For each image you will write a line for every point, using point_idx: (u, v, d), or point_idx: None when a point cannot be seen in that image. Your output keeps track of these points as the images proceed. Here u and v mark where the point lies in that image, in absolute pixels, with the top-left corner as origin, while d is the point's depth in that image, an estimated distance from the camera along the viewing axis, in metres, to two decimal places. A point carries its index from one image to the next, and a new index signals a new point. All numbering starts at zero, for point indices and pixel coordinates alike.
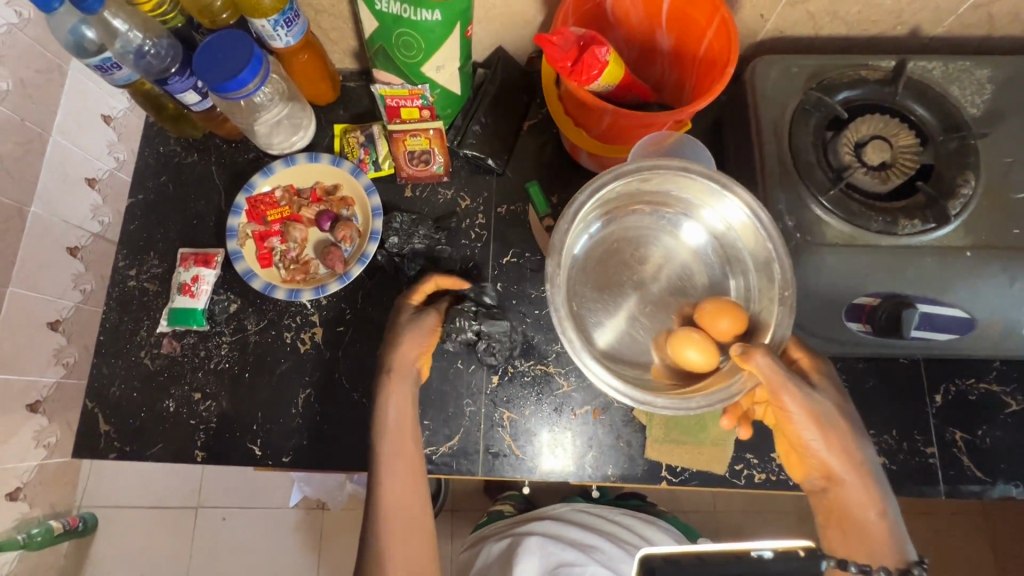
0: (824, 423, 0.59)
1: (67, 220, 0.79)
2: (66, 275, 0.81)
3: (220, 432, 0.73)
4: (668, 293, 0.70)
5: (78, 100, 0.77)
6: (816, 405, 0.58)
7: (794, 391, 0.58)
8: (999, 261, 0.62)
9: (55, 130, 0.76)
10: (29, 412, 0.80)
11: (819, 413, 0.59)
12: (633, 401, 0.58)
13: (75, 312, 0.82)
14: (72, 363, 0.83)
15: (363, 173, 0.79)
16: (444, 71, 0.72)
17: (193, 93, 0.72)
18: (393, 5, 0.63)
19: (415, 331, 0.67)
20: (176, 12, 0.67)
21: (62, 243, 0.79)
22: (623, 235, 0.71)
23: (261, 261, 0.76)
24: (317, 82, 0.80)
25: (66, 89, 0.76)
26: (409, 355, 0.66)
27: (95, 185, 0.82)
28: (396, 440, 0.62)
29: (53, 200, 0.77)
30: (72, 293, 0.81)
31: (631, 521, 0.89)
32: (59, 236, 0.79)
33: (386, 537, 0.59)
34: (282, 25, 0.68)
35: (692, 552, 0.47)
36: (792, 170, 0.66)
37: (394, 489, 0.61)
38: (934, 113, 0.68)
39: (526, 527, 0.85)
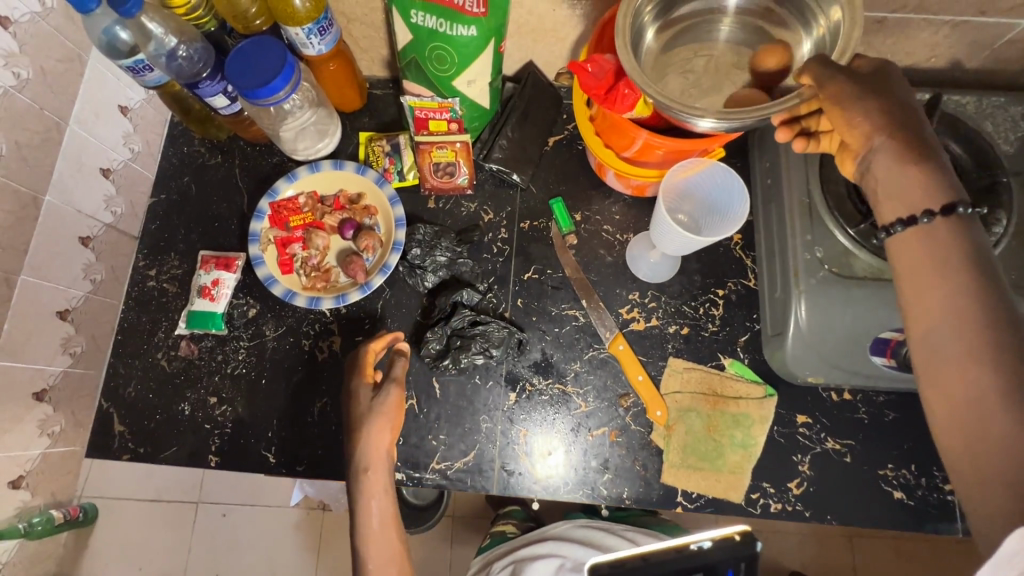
0: (925, 178, 0.45)
1: (80, 209, 0.75)
2: (77, 264, 0.76)
3: (234, 438, 0.72)
4: (732, 67, 0.64)
5: (98, 92, 0.74)
6: (914, 152, 0.45)
7: (869, 112, 0.47)
8: None
9: (73, 119, 0.71)
10: (35, 401, 0.74)
11: (925, 194, 0.44)
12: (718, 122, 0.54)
13: (85, 301, 0.78)
14: (80, 353, 0.78)
15: (388, 182, 0.79)
16: (475, 86, 0.71)
17: (223, 97, 0.71)
18: (429, 19, 0.63)
19: (381, 425, 0.64)
20: (211, 17, 0.67)
21: (75, 231, 0.75)
22: (681, 34, 0.64)
23: (282, 268, 0.76)
24: (346, 90, 0.80)
25: (86, 79, 0.72)
26: (378, 444, 0.64)
27: (109, 174, 0.78)
28: (381, 533, 0.63)
29: (68, 188, 0.72)
30: (83, 282, 0.77)
31: (639, 537, 0.87)
32: (72, 224, 0.74)
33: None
34: (315, 34, 0.68)
35: (638, 555, 0.56)
36: (821, 200, 0.66)
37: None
38: (967, 149, 0.67)
39: (526, 552, 0.85)
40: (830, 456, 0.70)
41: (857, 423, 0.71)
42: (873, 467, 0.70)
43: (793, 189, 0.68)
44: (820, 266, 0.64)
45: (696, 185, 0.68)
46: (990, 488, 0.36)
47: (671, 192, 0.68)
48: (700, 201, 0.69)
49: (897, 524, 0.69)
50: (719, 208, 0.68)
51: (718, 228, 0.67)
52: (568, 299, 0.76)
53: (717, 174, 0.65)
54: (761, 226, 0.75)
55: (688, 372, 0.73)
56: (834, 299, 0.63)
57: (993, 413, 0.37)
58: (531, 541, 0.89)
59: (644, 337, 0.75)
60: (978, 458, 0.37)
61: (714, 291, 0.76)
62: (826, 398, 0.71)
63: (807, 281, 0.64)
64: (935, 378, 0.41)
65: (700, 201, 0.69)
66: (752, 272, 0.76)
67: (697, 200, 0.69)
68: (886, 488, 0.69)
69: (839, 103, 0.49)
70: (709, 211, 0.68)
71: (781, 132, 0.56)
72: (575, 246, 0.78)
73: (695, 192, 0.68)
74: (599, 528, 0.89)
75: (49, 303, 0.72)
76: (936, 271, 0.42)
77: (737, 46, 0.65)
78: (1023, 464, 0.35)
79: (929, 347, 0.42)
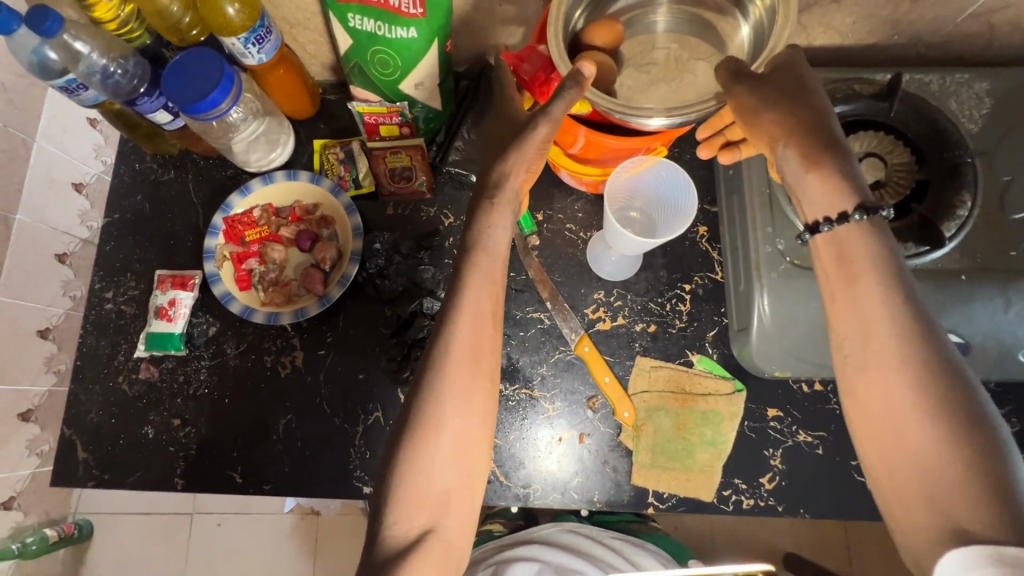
0: (827, 182, 0.49)
1: (55, 225, 0.76)
2: (56, 282, 0.78)
3: (200, 459, 0.72)
4: (677, 59, 0.62)
5: (62, 104, 0.74)
6: (812, 157, 0.49)
7: (770, 118, 0.51)
8: (994, 284, 0.61)
9: (40, 134, 0.72)
10: (20, 421, 0.78)
11: (831, 203, 0.49)
12: (659, 120, 0.53)
13: (66, 319, 0.80)
14: (62, 371, 0.82)
15: (343, 191, 0.77)
16: (424, 88, 0.69)
17: (165, 111, 0.69)
18: (367, 23, 0.61)
19: (498, 210, 0.55)
20: (143, 31, 0.65)
21: (50, 249, 0.76)
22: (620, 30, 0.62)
23: (239, 283, 0.74)
24: (295, 97, 0.77)
25: (48, 93, 0.73)
26: (516, 171, 0.55)
27: (81, 189, 0.79)
28: (466, 358, 0.51)
29: (37, 205, 0.74)
30: (62, 300, 0.79)
31: (621, 545, 0.88)
32: (47, 242, 0.75)
33: (435, 471, 0.48)
34: (253, 43, 0.65)
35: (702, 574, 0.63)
36: (781, 191, 0.64)
37: (453, 422, 0.49)
38: (931, 130, 0.65)
39: (511, 553, 0.84)
40: (801, 449, 0.69)
41: (829, 414, 0.70)
42: (847, 458, 0.69)
43: (753, 178, 0.66)
44: (782, 258, 0.63)
45: (645, 183, 0.68)
46: (915, 492, 0.41)
47: (620, 192, 0.68)
48: (650, 198, 0.69)
49: (870, 514, 0.68)
50: (669, 206, 0.67)
51: (670, 225, 0.67)
52: (533, 302, 0.75)
53: (661, 171, 0.65)
54: (725, 217, 0.73)
55: (657, 370, 0.72)
56: (797, 292, 0.62)
57: (915, 423, 0.42)
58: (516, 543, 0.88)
59: (611, 336, 0.73)
60: (891, 460, 0.43)
61: (680, 286, 0.74)
62: (797, 390, 0.70)
63: (769, 274, 0.63)
64: (862, 388, 0.45)
65: (651, 198, 0.69)
66: (718, 265, 0.75)
67: (648, 197, 0.69)
68: (859, 479, 0.68)
69: (744, 114, 0.52)
70: (658, 207, 0.69)
71: (705, 149, 0.63)
72: (538, 247, 0.77)
73: (644, 189, 0.69)
74: (585, 534, 0.89)
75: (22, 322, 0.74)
76: (852, 273, 0.46)
77: (679, 37, 0.63)
78: (926, 469, 0.41)
79: (851, 355, 0.46)
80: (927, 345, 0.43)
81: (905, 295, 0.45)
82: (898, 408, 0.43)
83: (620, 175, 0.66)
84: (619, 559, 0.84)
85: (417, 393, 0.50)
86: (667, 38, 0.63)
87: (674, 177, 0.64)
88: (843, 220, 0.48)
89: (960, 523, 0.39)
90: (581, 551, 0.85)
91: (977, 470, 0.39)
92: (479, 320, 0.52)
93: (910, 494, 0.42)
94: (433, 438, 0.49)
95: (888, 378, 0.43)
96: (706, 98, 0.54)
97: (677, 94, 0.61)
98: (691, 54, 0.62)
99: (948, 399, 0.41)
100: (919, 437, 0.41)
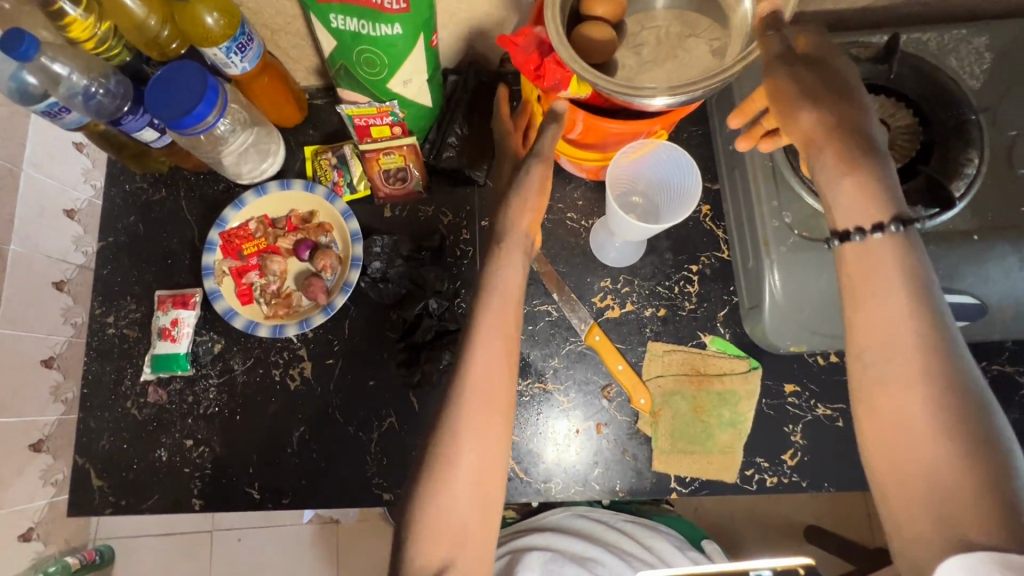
0: (861, 182, 0.46)
1: (49, 254, 0.74)
2: (54, 311, 0.75)
3: (216, 478, 0.71)
4: (672, 35, 0.61)
5: (49, 132, 0.73)
6: (847, 157, 0.47)
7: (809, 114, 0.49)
8: (1008, 240, 0.60)
9: (27, 163, 0.71)
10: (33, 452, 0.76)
11: (867, 204, 0.46)
12: (663, 97, 0.52)
13: (69, 347, 0.78)
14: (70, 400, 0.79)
15: (339, 197, 0.76)
16: (413, 85, 0.68)
17: (151, 129, 0.68)
18: (350, 22, 0.59)
19: (507, 253, 0.57)
20: (122, 48, 0.64)
21: (47, 278, 0.74)
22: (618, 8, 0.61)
23: (241, 298, 0.73)
24: (282, 105, 0.76)
25: (34, 120, 0.71)
26: (518, 217, 0.58)
27: (74, 216, 0.77)
28: (483, 393, 0.50)
29: (31, 234, 0.72)
30: (64, 328, 0.77)
31: (633, 529, 0.88)
32: (43, 271, 0.73)
33: (454, 507, 0.47)
34: (235, 52, 0.64)
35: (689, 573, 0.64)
36: (785, 163, 0.63)
37: (467, 456, 0.48)
38: (933, 90, 0.64)
39: (525, 541, 0.83)
40: (821, 422, 0.69)
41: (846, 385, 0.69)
42: None
43: (754, 153, 0.65)
44: (790, 231, 0.61)
45: (646, 170, 0.67)
46: (921, 503, 0.39)
47: (623, 182, 0.67)
48: (652, 184, 0.68)
49: None
50: (675, 187, 0.65)
51: (677, 209, 0.66)
52: (539, 295, 0.74)
53: (661, 157, 0.64)
54: (727, 195, 0.72)
55: (670, 354, 0.71)
56: (807, 265, 0.61)
57: (928, 438, 0.40)
58: (529, 530, 0.88)
59: (621, 323, 0.72)
60: (901, 474, 0.40)
61: (687, 268, 0.73)
62: (813, 364, 0.69)
63: (777, 250, 0.62)
64: (879, 399, 0.42)
65: (654, 185, 0.68)
66: (724, 244, 0.74)
67: (650, 184, 0.68)
68: None
69: (780, 102, 0.50)
70: (662, 192, 0.67)
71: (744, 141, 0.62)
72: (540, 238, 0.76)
73: (645, 177, 0.67)
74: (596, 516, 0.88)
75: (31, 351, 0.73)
76: (875, 284, 0.44)
77: (674, 12, 0.61)
78: (933, 487, 0.39)
79: (870, 364, 0.43)
80: (954, 361, 0.41)
81: (923, 308, 0.42)
82: (914, 422, 0.40)
83: (622, 163, 0.65)
84: (631, 542, 0.84)
85: (432, 433, 0.49)
86: (664, 15, 0.61)
87: (679, 154, 0.62)
88: (878, 230, 0.45)
89: (962, 532, 0.37)
90: (593, 536, 0.85)
91: (990, 496, 0.37)
92: (498, 355, 0.52)
93: (918, 509, 0.39)
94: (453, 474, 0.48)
95: (909, 390, 0.41)
96: (715, 72, 0.52)
97: (678, 71, 0.59)
98: (685, 31, 0.61)
99: (964, 416, 0.39)
100: (933, 450, 0.39)
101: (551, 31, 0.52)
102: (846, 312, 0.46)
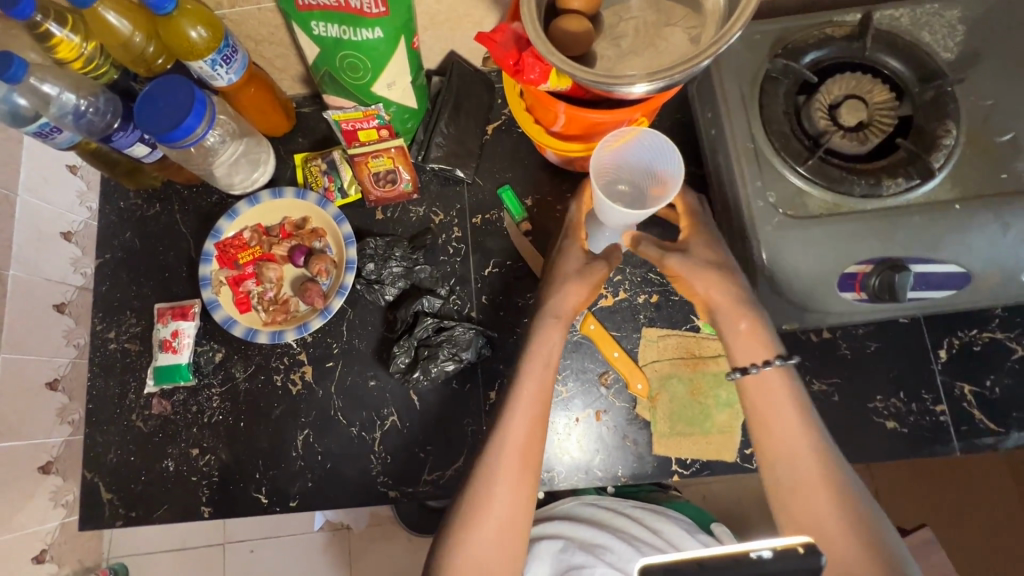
0: (754, 333, 0.60)
1: (49, 276, 0.75)
2: (56, 332, 0.76)
3: (223, 485, 0.72)
4: (648, 24, 0.62)
5: (41, 155, 0.73)
6: (740, 312, 0.60)
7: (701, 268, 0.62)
8: (990, 208, 0.61)
9: (22, 188, 0.71)
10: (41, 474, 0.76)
11: (756, 343, 0.59)
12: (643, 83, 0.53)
13: (72, 368, 0.79)
14: (75, 419, 0.79)
15: (330, 202, 0.77)
16: (396, 88, 0.69)
17: (142, 144, 0.69)
18: (331, 28, 0.61)
19: (559, 326, 0.63)
20: (109, 66, 0.65)
21: (48, 300, 0.75)
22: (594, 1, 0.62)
23: (240, 306, 0.74)
24: (270, 114, 0.77)
25: (26, 144, 0.71)
26: (573, 294, 0.64)
27: (70, 238, 0.79)
28: (518, 453, 0.57)
29: (30, 258, 0.72)
30: (67, 348, 0.78)
31: (643, 514, 0.87)
32: (44, 294, 0.74)
33: (478, 552, 0.54)
34: (220, 64, 0.65)
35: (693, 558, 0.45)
36: (766, 144, 0.64)
37: (499, 513, 0.56)
38: (909, 65, 0.65)
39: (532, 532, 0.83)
40: (817, 398, 0.70)
41: (840, 360, 0.70)
42: (863, 402, 0.69)
43: (736, 135, 0.66)
44: (775, 211, 0.63)
45: (626, 161, 0.67)
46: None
47: (605, 182, 0.68)
48: (635, 177, 0.69)
49: (894, 453, 0.68)
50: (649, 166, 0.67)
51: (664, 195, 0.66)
52: (533, 288, 0.75)
53: (638, 149, 0.65)
54: (713, 179, 0.73)
55: (665, 339, 0.72)
56: (793, 242, 0.62)
57: (845, 535, 0.51)
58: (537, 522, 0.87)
59: (615, 311, 0.73)
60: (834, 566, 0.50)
61: None
62: (806, 341, 0.70)
63: (763, 229, 0.62)
64: (798, 507, 0.53)
65: (637, 178, 0.69)
66: None
67: (634, 176, 0.69)
68: (879, 420, 0.69)
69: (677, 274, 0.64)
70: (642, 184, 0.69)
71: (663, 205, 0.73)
72: (531, 232, 0.77)
73: (626, 171, 0.69)
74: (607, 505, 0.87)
75: (39, 372, 0.74)
76: (774, 406, 0.57)
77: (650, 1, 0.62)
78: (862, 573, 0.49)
79: (782, 475, 0.55)
80: (840, 467, 0.55)
81: (813, 433, 0.56)
82: (830, 524, 0.52)
83: (601, 163, 0.66)
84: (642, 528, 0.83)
85: (466, 489, 0.57)
86: (640, 5, 0.62)
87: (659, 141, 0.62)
88: (768, 363, 0.58)
89: None
90: (604, 524, 0.84)
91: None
92: (535, 408, 0.59)
93: None
94: (488, 521, 0.55)
95: (817, 495, 0.53)
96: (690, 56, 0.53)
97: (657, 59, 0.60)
98: (661, 19, 0.62)
99: (855, 510, 0.52)
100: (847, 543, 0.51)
101: (529, 26, 0.53)
102: (756, 433, 0.58)
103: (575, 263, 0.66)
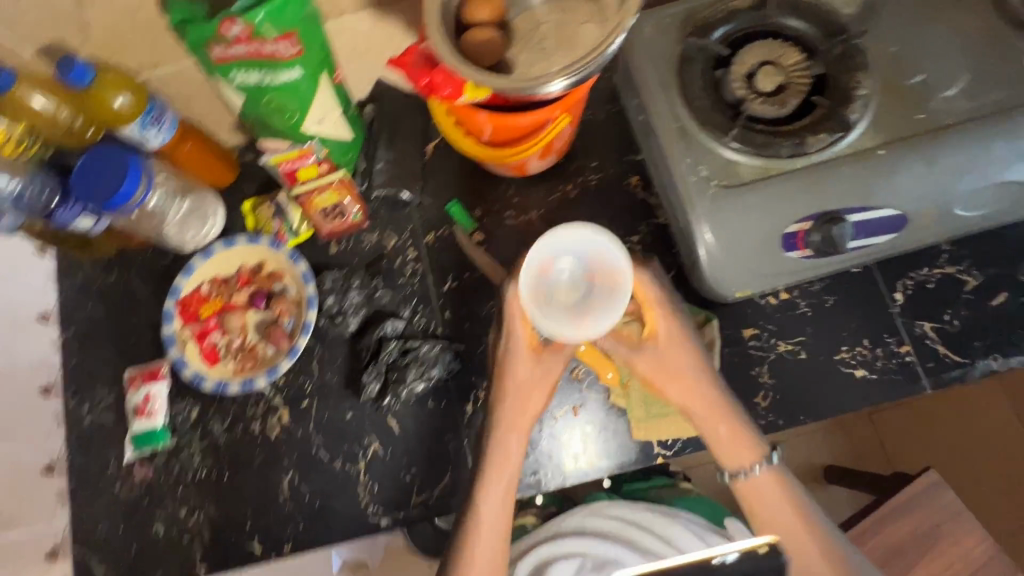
0: (733, 431, 0.64)
1: (29, 360, 0.75)
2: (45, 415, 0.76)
3: (215, 540, 0.71)
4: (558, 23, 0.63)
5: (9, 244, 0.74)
6: (722, 411, 0.64)
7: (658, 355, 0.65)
8: (912, 148, 0.63)
9: None
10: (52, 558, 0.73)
11: (734, 437, 0.64)
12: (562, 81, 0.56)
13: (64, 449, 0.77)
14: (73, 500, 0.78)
15: (283, 243, 0.78)
16: (327, 122, 0.71)
17: (87, 217, 0.68)
18: (250, 76, 0.62)
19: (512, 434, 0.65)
20: (39, 144, 0.65)
21: (33, 384, 0.75)
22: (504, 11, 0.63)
23: (208, 360, 0.75)
24: (212, 167, 0.77)
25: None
26: (520, 404, 0.65)
27: (48, 319, 0.79)
28: (486, 533, 0.63)
29: (10, 346, 0.72)
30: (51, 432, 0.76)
31: (654, 520, 0.78)
32: (26, 379, 0.74)
33: None
34: (150, 124, 0.66)
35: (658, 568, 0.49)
36: (690, 122, 0.66)
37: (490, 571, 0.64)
38: (815, 25, 0.67)
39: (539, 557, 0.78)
40: (785, 358, 0.71)
41: (801, 318, 0.71)
42: (831, 355, 0.70)
43: (661, 117, 0.67)
44: (708, 184, 0.64)
45: (562, 274, 0.63)
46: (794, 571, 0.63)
47: (543, 287, 0.62)
48: (574, 275, 0.63)
49: (868, 400, 0.69)
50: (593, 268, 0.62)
51: (608, 289, 0.61)
52: (494, 295, 0.76)
53: (569, 246, 0.62)
54: (650, 162, 0.75)
55: None
56: (730, 211, 0.63)
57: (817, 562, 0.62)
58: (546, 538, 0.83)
59: None
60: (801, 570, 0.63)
61: (629, 240, 0.76)
62: (765, 305, 0.71)
63: (700, 203, 0.64)
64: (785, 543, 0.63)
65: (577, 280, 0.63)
66: (658, 209, 0.76)
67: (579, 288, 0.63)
68: (847, 370, 0.70)
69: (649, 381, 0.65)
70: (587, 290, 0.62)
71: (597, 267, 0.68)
72: (484, 241, 0.78)
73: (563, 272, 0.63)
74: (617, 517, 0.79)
75: (30, 461, 0.72)
76: (766, 482, 0.64)
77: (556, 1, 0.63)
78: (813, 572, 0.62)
79: (763, 526, 0.64)
80: (829, 530, 0.64)
81: (791, 491, 0.65)
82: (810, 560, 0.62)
83: (537, 260, 0.62)
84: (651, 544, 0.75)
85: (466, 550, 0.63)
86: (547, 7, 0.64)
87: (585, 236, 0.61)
88: (754, 467, 0.64)
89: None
90: (610, 539, 0.77)
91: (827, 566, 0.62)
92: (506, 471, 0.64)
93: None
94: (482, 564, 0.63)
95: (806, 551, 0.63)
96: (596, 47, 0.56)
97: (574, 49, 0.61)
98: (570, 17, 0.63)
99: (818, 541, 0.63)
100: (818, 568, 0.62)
101: (438, 46, 0.55)
102: (735, 488, 0.65)
103: (525, 363, 0.65)
